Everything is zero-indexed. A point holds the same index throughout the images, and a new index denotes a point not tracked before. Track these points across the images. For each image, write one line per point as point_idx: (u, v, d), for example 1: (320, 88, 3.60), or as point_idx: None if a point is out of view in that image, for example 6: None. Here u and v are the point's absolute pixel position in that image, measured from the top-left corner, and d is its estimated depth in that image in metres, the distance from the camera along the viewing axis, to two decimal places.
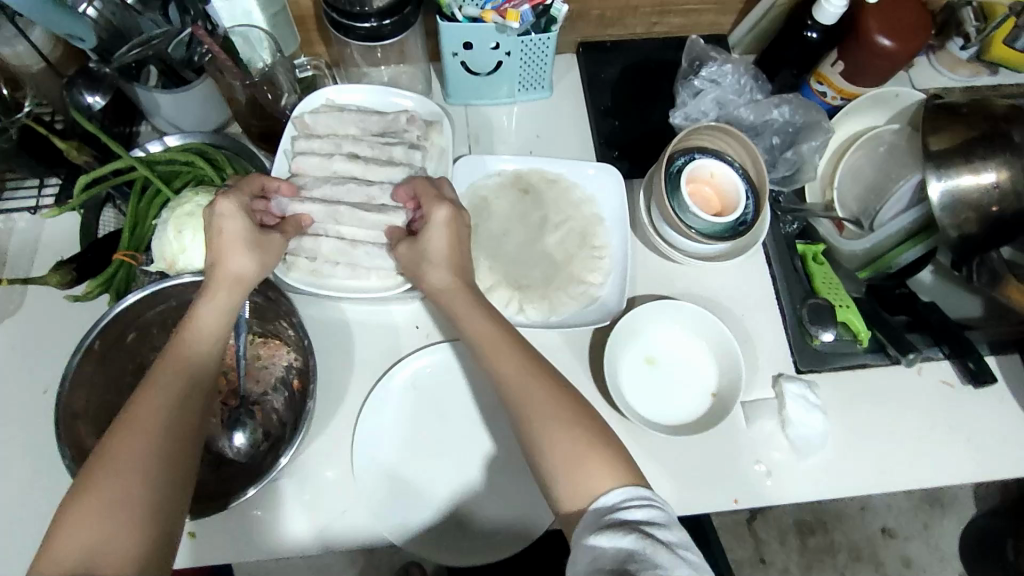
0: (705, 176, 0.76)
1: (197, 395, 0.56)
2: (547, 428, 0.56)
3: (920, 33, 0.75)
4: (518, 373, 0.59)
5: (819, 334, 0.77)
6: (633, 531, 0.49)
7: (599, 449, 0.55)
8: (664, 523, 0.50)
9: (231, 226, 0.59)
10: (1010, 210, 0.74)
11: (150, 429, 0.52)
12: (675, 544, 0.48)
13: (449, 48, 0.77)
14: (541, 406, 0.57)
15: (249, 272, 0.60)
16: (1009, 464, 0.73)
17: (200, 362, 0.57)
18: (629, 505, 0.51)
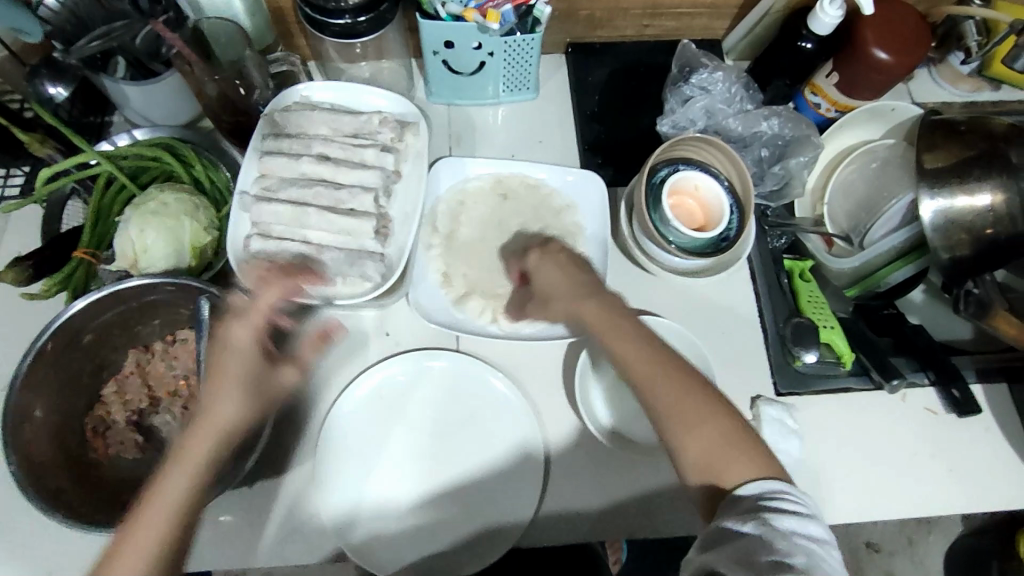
0: (689, 189, 0.74)
1: (203, 482, 0.53)
2: (672, 409, 0.55)
3: (916, 50, 0.72)
4: (635, 357, 0.58)
5: (802, 354, 0.73)
6: (767, 520, 0.49)
7: (725, 428, 0.54)
8: (808, 519, 0.50)
9: (239, 346, 0.56)
10: (1004, 234, 0.71)
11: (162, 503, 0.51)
12: (798, 534, 0.49)
13: (430, 46, 0.74)
14: (664, 387, 0.56)
15: (236, 418, 0.55)
16: (990, 494, 0.71)
17: (213, 458, 0.54)
18: (763, 493, 0.51)
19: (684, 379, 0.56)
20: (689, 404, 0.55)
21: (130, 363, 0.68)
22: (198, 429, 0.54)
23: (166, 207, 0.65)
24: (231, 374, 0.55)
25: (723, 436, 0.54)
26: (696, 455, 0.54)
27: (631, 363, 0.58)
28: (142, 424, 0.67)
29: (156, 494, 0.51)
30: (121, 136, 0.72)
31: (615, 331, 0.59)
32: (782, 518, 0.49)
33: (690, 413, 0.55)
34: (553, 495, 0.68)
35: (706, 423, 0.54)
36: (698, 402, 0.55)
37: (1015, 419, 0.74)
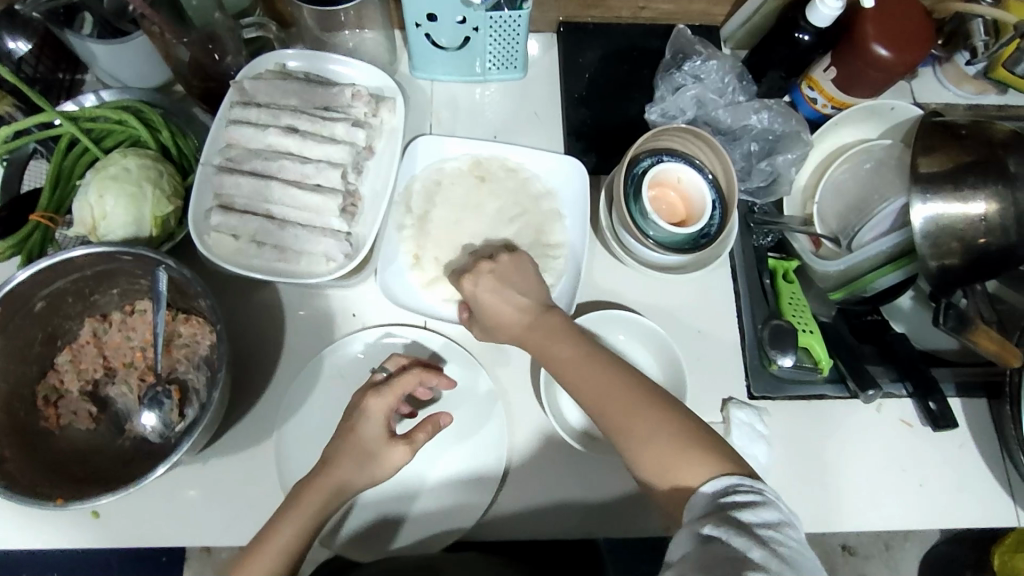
0: (672, 180, 0.71)
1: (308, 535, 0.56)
2: (625, 424, 0.55)
3: (919, 45, 0.69)
4: (587, 381, 0.58)
5: (779, 358, 0.71)
6: (723, 517, 0.46)
7: (681, 432, 0.53)
8: (766, 506, 0.47)
9: (371, 420, 0.60)
10: (996, 244, 0.68)
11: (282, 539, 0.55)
12: (757, 525, 0.46)
13: (412, 18, 0.71)
14: (615, 405, 0.56)
15: (351, 484, 0.58)
16: (959, 512, 0.70)
17: (321, 511, 0.57)
18: (731, 486, 0.49)
19: (634, 394, 0.56)
20: (641, 415, 0.54)
21: (85, 333, 0.66)
22: (315, 481, 0.58)
23: (127, 172, 0.63)
24: (361, 446, 0.59)
25: (677, 440, 0.52)
26: (654, 462, 0.52)
27: (583, 387, 0.58)
28: (97, 394, 0.66)
29: (270, 539, 0.55)
30: (87, 96, 0.69)
31: (571, 357, 0.60)
32: (738, 511, 0.46)
33: (642, 426, 0.54)
34: (516, 491, 0.66)
35: (663, 431, 0.53)
36: (650, 414, 0.54)
37: (993, 436, 0.73)
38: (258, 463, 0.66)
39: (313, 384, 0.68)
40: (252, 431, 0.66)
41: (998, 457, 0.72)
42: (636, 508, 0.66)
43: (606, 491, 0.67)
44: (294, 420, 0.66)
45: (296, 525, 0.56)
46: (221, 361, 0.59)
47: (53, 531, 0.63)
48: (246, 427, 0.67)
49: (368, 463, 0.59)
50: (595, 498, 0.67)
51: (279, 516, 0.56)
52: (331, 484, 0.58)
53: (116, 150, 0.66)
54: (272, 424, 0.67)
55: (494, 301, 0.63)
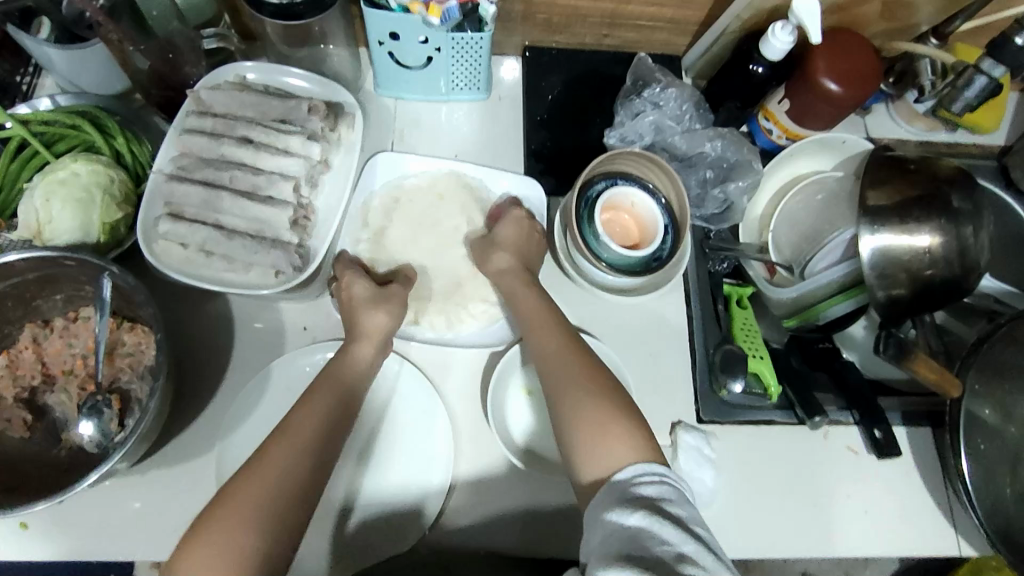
0: (625, 204, 0.73)
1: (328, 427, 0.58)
2: (570, 395, 0.58)
3: (868, 82, 0.71)
4: (553, 350, 0.62)
5: (729, 383, 0.72)
6: (644, 508, 0.48)
7: (618, 414, 0.56)
8: (675, 497, 0.49)
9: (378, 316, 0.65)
10: (940, 276, 0.69)
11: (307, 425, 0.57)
12: (681, 517, 0.48)
13: (375, 36, 0.71)
14: (568, 375, 0.59)
15: (383, 326, 0.65)
16: (900, 540, 0.70)
17: (339, 406, 0.59)
18: (657, 475, 0.51)
19: (588, 372, 0.59)
20: (587, 389, 0.58)
21: (25, 338, 0.65)
22: (329, 380, 0.61)
23: (75, 177, 0.62)
24: (368, 307, 0.66)
25: (613, 419, 0.55)
26: (585, 434, 0.55)
27: (547, 354, 0.62)
28: (34, 402, 0.64)
29: (290, 428, 0.56)
30: (41, 99, 0.69)
31: (543, 327, 0.64)
32: (661, 503, 0.48)
33: (587, 400, 0.57)
34: (459, 509, 0.66)
35: (606, 409, 0.56)
36: (595, 392, 0.58)
37: (935, 465, 0.74)
38: (200, 474, 0.64)
39: (258, 398, 0.66)
40: (193, 442, 0.65)
41: (941, 487, 0.73)
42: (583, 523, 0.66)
43: (550, 514, 0.66)
44: (236, 433, 0.65)
45: (254, 517, 0.50)
46: (160, 368, 0.58)
47: None
48: (186, 439, 0.65)
49: (381, 300, 0.66)
50: (535, 518, 0.66)
51: (299, 405, 0.58)
52: (277, 482, 0.52)
53: (67, 154, 0.66)
54: (215, 436, 0.66)
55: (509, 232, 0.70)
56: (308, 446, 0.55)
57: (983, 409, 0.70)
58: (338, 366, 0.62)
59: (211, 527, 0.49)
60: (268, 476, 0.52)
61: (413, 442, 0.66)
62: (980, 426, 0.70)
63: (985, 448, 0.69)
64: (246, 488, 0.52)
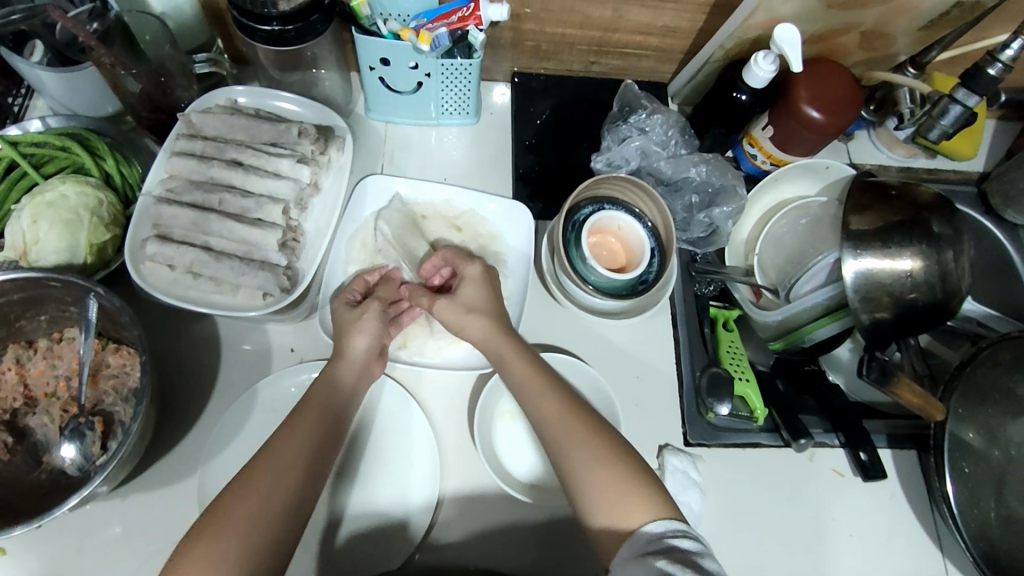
0: (613, 228, 0.74)
1: (309, 461, 0.56)
2: (576, 453, 0.57)
3: (849, 109, 0.73)
4: (548, 405, 0.60)
5: (716, 406, 0.72)
6: (674, 558, 0.49)
7: (628, 475, 0.55)
8: (708, 554, 0.50)
9: (360, 338, 0.64)
10: (923, 300, 0.70)
11: (287, 455, 0.55)
12: (713, 571, 0.48)
13: (366, 62, 0.72)
14: (573, 431, 0.58)
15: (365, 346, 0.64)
16: (885, 562, 0.70)
17: (321, 438, 0.58)
18: (687, 532, 0.51)
19: (589, 426, 0.59)
20: (595, 447, 0.57)
21: (8, 359, 0.65)
22: (310, 407, 0.59)
23: (63, 199, 0.62)
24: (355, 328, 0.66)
25: (627, 481, 0.55)
26: (605, 500, 0.54)
27: (545, 411, 0.60)
28: (15, 424, 0.64)
29: (268, 460, 0.54)
30: (31, 121, 0.68)
31: (539, 381, 0.62)
32: (693, 556, 0.49)
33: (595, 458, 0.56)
34: (445, 528, 0.65)
35: (616, 470, 0.56)
36: (604, 446, 0.57)
37: (921, 487, 0.74)
38: (182, 497, 0.64)
39: (245, 418, 0.66)
40: (179, 463, 0.65)
41: (926, 509, 0.73)
42: (570, 547, 0.65)
43: (540, 531, 0.66)
44: (219, 456, 0.64)
45: (238, 556, 0.49)
46: (143, 392, 0.58)
47: None
48: (172, 459, 0.65)
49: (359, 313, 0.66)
50: (523, 541, 0.65)
51: (279, 432, 0.57)
52: (262, 506, 0.51)
53: (56, 175, 0.66)
54: (199, 458, 0.65)
55: (475, 290, 0.68)
56: (298, 464, 0.55)
57: (967, 433, 0.70)
58: (322, 391, 0.61)
59: (192, 558, 0.48)
60: (248, 495, 0.52)
61: (399, 464, 0.66)
62: (965, 449, 0.70)
63: (969, 471, 0.69)
64: (223, 523, 0.50)
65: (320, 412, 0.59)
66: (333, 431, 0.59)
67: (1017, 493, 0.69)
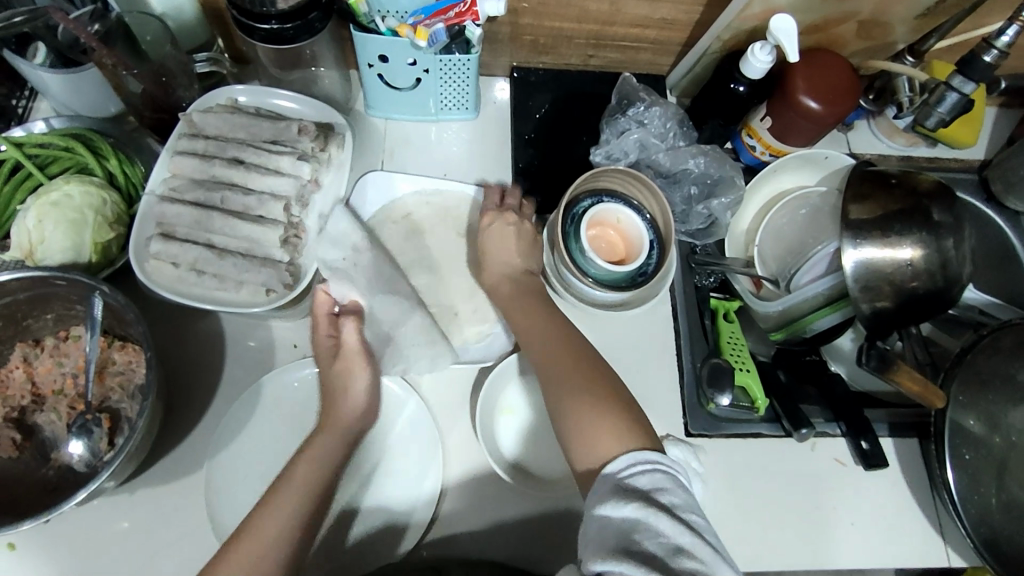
0: (612, 220, 0.74)
1: (308, 513, 0.57)
2: (560, 392, 0.60)
3: (846, 99, 0.73)
4: (544, 350, 0.63)
5: (716, 397, 0.72)
6: (638, 499, 0.48)
7: (608, 412, 0.57)
8: (668, 490, 0.50)
9: (359, 377, 0.64)
10: (923, 288, 0.70)
11: (288, 509, 0.56)
12: (679, 508, 0.48)
13: (364, 59, 0.73)
14: (563, 375, 0.61)
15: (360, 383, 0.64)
16: (888, 549, 0.71)
17: (321, 485, 0.58)
18: (646, 462, 0.52)
19: (577, 368, 0.61)
20: (579, 387, 0.59)
21: (15, 358, 0.66)
22: (311, 455, 0.60)
23: (67, 199, 0.63)
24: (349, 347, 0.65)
25: (606, 415, 0.57)
26: (584, 434, 0.56)
27: (540, 359, 0.63)
28: (23, 421, 0.64)
29: (271, 513, 0.55)
30: (35, 122, 0.70)
31: (537, 334, 0.65)
32: (654, 492, 0.49)
33: (581, 396, 0.58)
34: (450, 518, 0.66)
35: (595, 406, 0.57)
36: (587, 386, 0.59)
37: (923, 474, 0.74)
38: (187, 494, 0.64)
39: (251, 413, 0.66)
40: (187, 459, 0.66)
41: (928, 495, 0.73)
42: (573, 537, 0.66)
43: (544, 518, 0.66)
44: (225, 452, 0.65)
45: None
46: (150, 388, 0.59)
47: None
48: (180, 453, 0.66)
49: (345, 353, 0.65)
50: (528, 530, 0.66)
51: (280, 486, 0.57)
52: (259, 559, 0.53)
53: (59, 176, 0.67)
54: (206, 452, 0.66)
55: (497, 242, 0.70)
56: (295, 515, 0.56)
57: (968, 419, 0.71)
58: (327, 438, 0.61)
59: None
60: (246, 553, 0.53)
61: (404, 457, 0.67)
62: (965, 436, 0.70)
63: (970, 458, 0.70)
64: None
65: (320, 463, 0.59)
66: (331, 482, 0.59)
67: (1017, 477, 0.69)
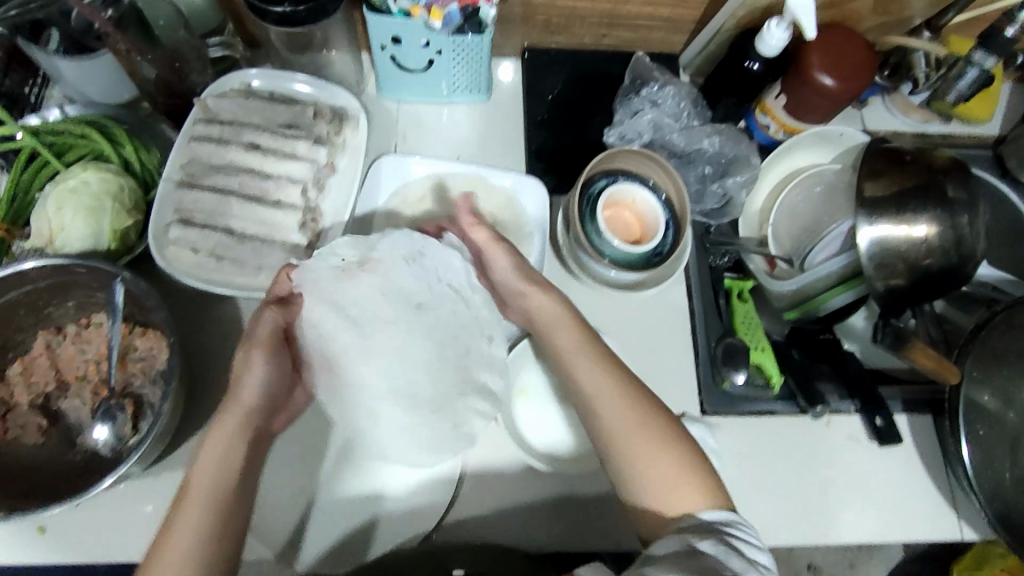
0: (627, 202, 0.74)
1: (217, 524, 0.52)
2: (624, 429, 0.58)
3: (862, 75, 0.72)
4: (596, 379, 0.60)
5: (731, 375, 0.73)
6: (715, 538, 0.51)
7: (678, 458, 0.56)
8: (749, 545, 0.52)
9: (254, 379, 0.58)
10: (938, 265, 0.70)
11: (193, 518, 0.51)
12: (754, 560, 0.50)
13: (377, 41, 0.72)
14: (623, 411, 0.58)
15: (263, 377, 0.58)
16: (901, 523, 0.72)
17: (228, 494, 0.53)
18: (728, 519, 0.53)
19: (638, 402, 0.59)
20: (645, 427, 0.57)
21: (39, 345, 0.67)
22: (219, 455, 0.55)
23: (85, 187, 0.64)
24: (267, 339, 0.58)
25: (679, 462, 0.56)
26: (657, 481, 0.56)
27: (591, 388, 0.60)
28: (48, 407, 0.65)
29: (179, 523, 0.51)
30: (51, 110, 0.70)
31: (583, 357, 0.61)
32: (734, 540, 0.51)
33: (650, 437, 0.57)
34: (470, 497, 0.67)
35: (668, 450, 0.57)
36: (653, 425, 0.58)
37: (936, 450, 0.75)
38: None
39: None
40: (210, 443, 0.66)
41: (942, 470, 0.74)
42: (591, 515, 0.67)
43: (563, 497, 0.67)
44: None
45: None
46: (172, 373, 0.60)
47: None
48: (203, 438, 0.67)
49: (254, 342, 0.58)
50: (548, 509, 0.67)
51: (188, 494, 0.53)
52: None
53: (76, 164, 0.67)
54: None
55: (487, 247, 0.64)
56: (206, 526, 0.51)
57: (982, 395, 0.71)
58: (238, 442, 0.56)
59: None
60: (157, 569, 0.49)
61: None
62: (980, 412, 0.71)
63: (984, 434, 0.70)
64: None
65: (222, 465, 0.54)
66: (239, 490, 0.54)
67: None
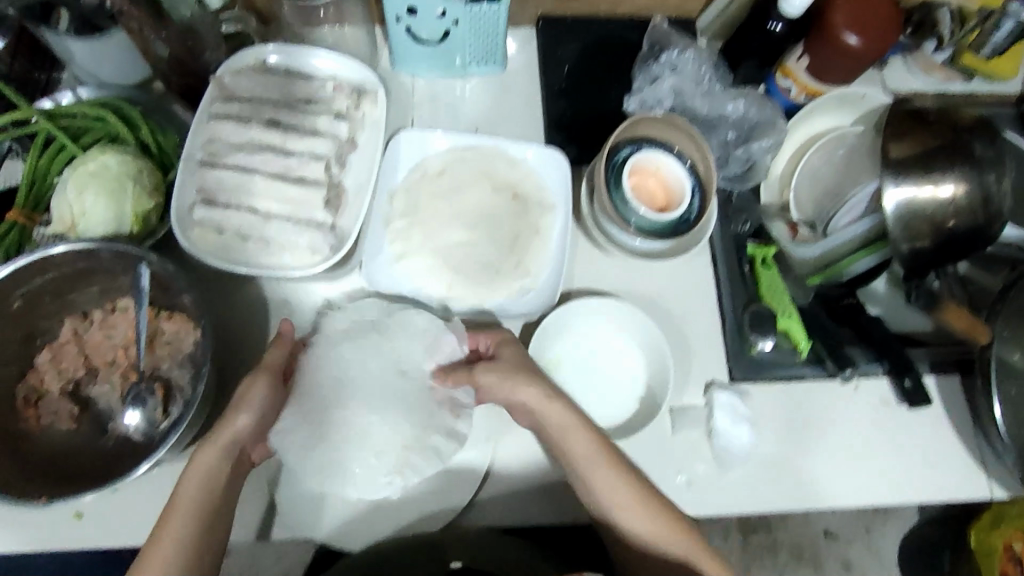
0: (651, 169, 0.73)
1: (199, 538, 0.55)
2: (640, 523, 0.61)
3: (889, 31, 0.71)
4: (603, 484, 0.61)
5: (759, 341, 0.74)
6: None
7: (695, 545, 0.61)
8: None
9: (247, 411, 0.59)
10: (964, 225, 0.69)
11: (179, 528, 0.55)
12: None
13: (392, 12, 0.71)
14: (634, 508, 0.61)
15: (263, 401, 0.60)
16: (928, 483, 0.72)
17: (212, 511, 0.56)
18: None
19: (649, 496, 0.61)
20: (662, 521, 0.61)
21: (66, 332, 0.66)
22: (206, 466, 0.57)
23: (105, 169, 0.63)
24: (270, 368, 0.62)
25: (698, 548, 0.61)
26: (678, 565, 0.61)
27: (601, 490, 0.61)
28: (79, 394, 0.65)
29: (166, 531, 0.55)
30: (64, 93, 0.69)
31: (589, 460, 0.61)
32: None
33: (667, 531, 0.60)
34: (501, 471, 0.67)
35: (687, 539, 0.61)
36: (667, 516, 0.61)
37: (962, 410, 0.75)
38: None
39: None
40: None
41: (969, 430, 0.74)
42: None
43: None
44: None
45: None
46: (206, 352, 0.60)
47: (33, 533, 0.62)
48: None
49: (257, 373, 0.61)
50: None
51: (176, 506, 0.56)
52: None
53: (94, 146, 0.66)
54: None
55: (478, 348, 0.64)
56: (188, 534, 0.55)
57: (1012, 354, 0.71)
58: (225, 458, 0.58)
59: None
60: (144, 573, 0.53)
61: None
62: (1010, 371, 0.70)
63: (1014, 393, 0.70)
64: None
65: (207, 477, 0.57)
66: (220, 506, 0.57)
67: None
